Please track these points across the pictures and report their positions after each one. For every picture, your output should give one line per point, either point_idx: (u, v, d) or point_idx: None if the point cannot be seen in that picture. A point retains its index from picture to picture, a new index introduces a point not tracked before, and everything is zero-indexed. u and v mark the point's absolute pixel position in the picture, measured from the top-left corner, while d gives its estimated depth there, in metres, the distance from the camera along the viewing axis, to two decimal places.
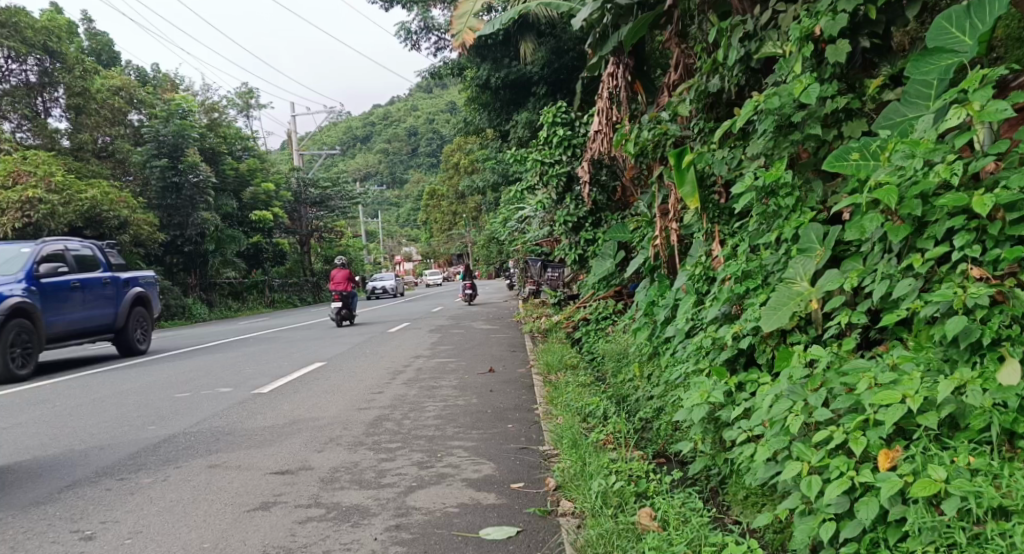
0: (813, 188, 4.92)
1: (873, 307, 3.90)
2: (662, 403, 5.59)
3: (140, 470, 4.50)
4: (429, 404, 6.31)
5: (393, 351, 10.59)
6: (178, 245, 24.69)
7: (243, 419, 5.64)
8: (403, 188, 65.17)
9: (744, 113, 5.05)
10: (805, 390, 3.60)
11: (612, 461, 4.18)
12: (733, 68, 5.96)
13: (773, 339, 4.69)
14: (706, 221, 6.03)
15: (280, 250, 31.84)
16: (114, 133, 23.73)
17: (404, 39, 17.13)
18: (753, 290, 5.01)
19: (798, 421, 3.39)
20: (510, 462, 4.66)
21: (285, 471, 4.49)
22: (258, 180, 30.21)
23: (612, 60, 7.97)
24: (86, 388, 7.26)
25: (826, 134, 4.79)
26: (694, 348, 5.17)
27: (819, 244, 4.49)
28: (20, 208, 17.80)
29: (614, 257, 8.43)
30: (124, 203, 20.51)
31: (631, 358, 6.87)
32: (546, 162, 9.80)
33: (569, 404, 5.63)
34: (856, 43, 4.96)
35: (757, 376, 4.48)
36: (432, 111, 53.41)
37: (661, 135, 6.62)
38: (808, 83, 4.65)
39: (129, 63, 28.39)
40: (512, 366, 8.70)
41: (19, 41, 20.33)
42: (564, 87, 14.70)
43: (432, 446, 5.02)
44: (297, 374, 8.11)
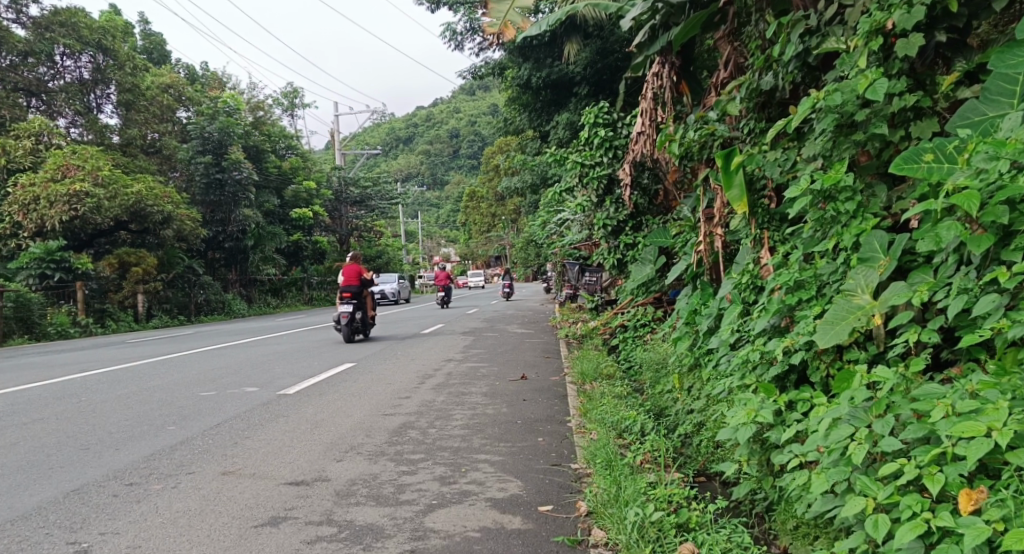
0: (876, 193, 4.55)
1: (947, 324, 3.56)
2: (704, 419, 5.28)
3: (151, 475, 4.29)
4: (456, 412, 6.03)
5: (425, 354, 10.33)
6: (219, 240, 24.86)
7: (263, 422, 5.42)
8: (443, 190, 65.14)
9: (803, 109, 4.70)
10: (868, 415, 3.26)
11: (652, 484, 3.88)
12: (788, 64, 5.60)
13: (829, 355, 4.34)
14: (755, 227, 5.66)
15: (319, 248, 31.88)
16: (162, 130, 23.96)
17: (448, 40, 16.90)
18: (806, 301, 4.66)
19: (863, 450, 3.05)
20: (538, 481, 4.34)
21: (300, 482, 4.24)
22: (299, 178, 30.39)
23: (657, 58, 7.65)
24: (114, 383, 7.08)
25: (893, 134, 4.42)
26: (739, 362, 4.83)
27: (883, 255, 4.12)
28: (67, 201, 17.95)
29: (654, 263, 8.12)
30: (168, 198, 20.54)
31: (670, 368, 6.55)
32: (586, 163, 9.45)
33: (603, 417, 5.32)
34: (931, 38, 4.57)
35: (810, 396, 4.14)
36: (473, 113, 53.42)
37: (708, 136, 6.30)
38: (874, 78, 4.31)
39: (179, 61, 28.67)
40: (545, 373, 8.37)
41: (75, 39, 20.75)
42: (607, 88, 14.35)
43: (456, 459, 4.73)
44: (324, 374, 7.89)
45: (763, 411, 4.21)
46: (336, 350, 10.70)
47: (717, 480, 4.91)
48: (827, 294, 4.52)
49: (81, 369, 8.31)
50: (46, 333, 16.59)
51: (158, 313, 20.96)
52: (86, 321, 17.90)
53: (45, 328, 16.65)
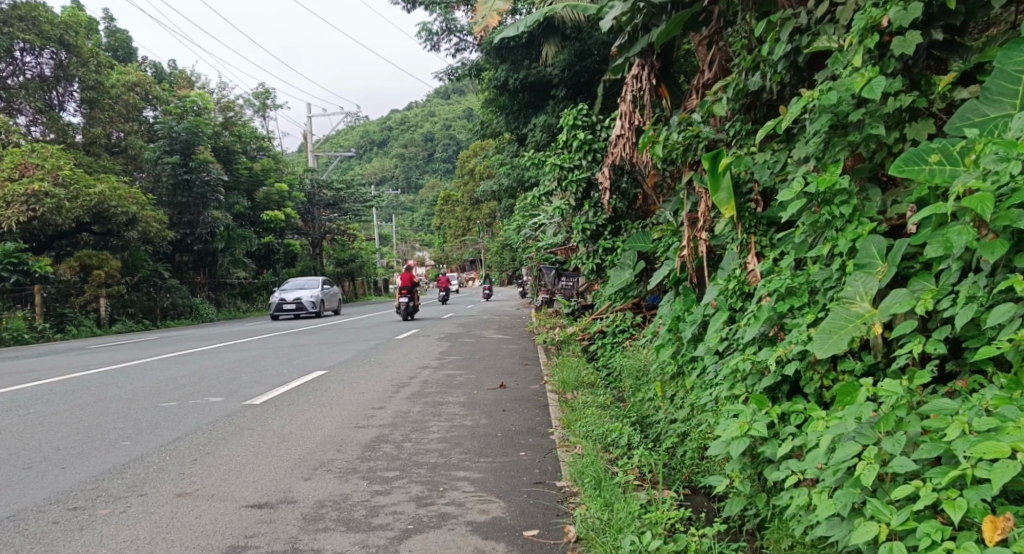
0: (870, 196, 4.36)
1: (954, 335, 3.40)
2: (689, 429, 5.09)
3: (100, 497, 4.00)
4: (433, 424, 5.76)
5: (400, 361, 10.02)
6: (187, 243, 24.29)
7: (226, 436, 5.12)
8: (418, 193, 64.51)
9: (796, 108, 4.51)
10: (875, 431, 3.08)
11: (643, 505, 3.68)
12: (777, 65, 5.43)
13: (823, 366, 4.14)
14: (742, 232, 5.45)
15: (291, 251, 31.36)
16: (128, 129, 23.45)
17: (424, 40, 16.62)
18: (798, 308, 4.48)
19: (873, 471, 2.88)
20: (522, 503, 4.10)
21: (263, 504, 3.96)
22: (271, 180, 29.83)
23: (637, 60, 7.46)
24: (68, 394, 6.69)
25: (888, 135, 4.24)
26: (729, 371, 4.64)
27: (881, 260, 3.94)
28: (25, 201, 17.48)
29: (634, 268, 7.91)
30: (133, 199, 20.02)
31: (652, 376, 6.37)
32: (566, 166, 9.23)
33: (587, 430, 5.10)
34: (927, 37, 4.38)
35: (805, 409, 3.96)
36: (449, 117, 53.09)
37: (693, 138, 6.11)
38: (870, 75, 4.13)
39: (146, 60, 28.08)
40: (524, 382, 8.12)
41: (36, 35, 20.15)
42: (585, 91, 14.11)
43: (434, 477, 4.47)
44: (293, 382, 7.59)
45: (756, 424, 4.03)
46: (275, 368, 9.08)
47: (703, 494, 4.72)
48: (819, 302, 4.33)
49: (36, 377, 7.95)
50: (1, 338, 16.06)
51: (122, 317, 20.40)
52: (43, 327, 17.37)
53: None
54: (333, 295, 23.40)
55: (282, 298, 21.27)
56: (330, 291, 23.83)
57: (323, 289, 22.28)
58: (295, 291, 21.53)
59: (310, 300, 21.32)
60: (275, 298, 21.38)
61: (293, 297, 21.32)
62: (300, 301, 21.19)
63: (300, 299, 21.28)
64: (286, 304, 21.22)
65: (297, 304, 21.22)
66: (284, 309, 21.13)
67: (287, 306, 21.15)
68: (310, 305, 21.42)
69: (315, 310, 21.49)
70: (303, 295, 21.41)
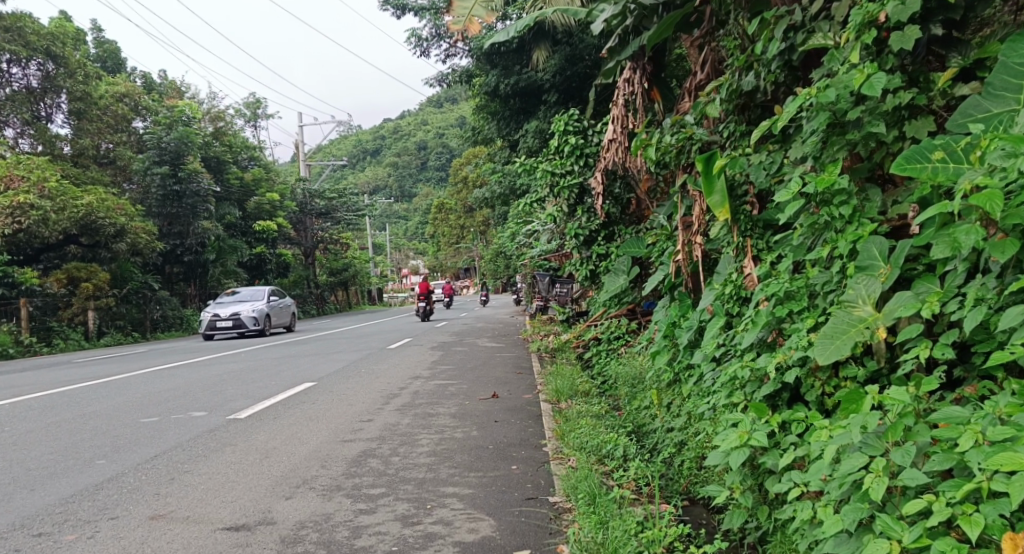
0: (870, 196, 4.21)
1: (963, 339, 3.26)
2: (686, 438, 4.94)
3: (69, 521, 3.82)
4: (422, 437, 5.59)
5: (390, 371, 9.83)
6: (177, 254, 24.02)
7: (206, 453, 4.94)
8: (412, 201, 64.36)
9: (793, 106, 4.37)
10: (883, 441, 2.93)
11: (639, 522, 3.54)
12: (771, 63, 5.31)
13: (825, 372, 3.99)
14: (737, 235, 5.30)
15: (282, 261, 31.11)
16: (117, 140, 23.26)
17: (413, 46, 16.48)
18: (798, 313, 4.33)
19: (882, 485, 2.73)
20: (512, 521, 3.93)
21: (241, 527, 3.79)
22: (262, 190, 29.60)
23: (629, 64, 7.35)
24: (47, 410, 6.50)
25: (888, 133, 4.10)
26: (726, 379, 4.50)
27: (883, 262, 3.79)
28: (10, 214, 17.27)
29: (628, 273, 7.76)
30: (122, 210, 19.84)
31: (648, 383, 6.21)
32: (556, 172, 9.08)
33: (581, 441, 4.94)
34: (926, 32, 4.22)
35: (807, 418, 3.82)
36: (442, 125, 52.97)
37: (686, 140, 5.96)
38: (870, 71, 3.99)
39: (135, 70, 27.94)
40: (517, 391, 7.96)
41: (22, 45, 19.98)
42: (577, 96, 13.90)
43: (421, 494, 4.30)
44: (281, 395, 7.42)
45: (756, 433, 3.88)
46: (262, 379, 8.89)
47: (702, 505, 4.58)
48: (819, 306, 4.19)
49: (15, 393, 7.75)
50: None
51: (110, 330, 20.14)
52: (29, 340, 17.10)
53: None
54: (284, 308, 19.63)
55: (215, 314, 17.58)
56: (282, 305, 20.07)
57: (268, 302, 18.67)
58: (231, 306, 17.87)
59: (251, 316, 17.69)
60: (208, 314, 17.69)
61: (229, 313, 17.64)
62: (237, 317, 17.52)
63: (237, 315, 17.62)
64: (219, 321, 17.53)
65: (233, 320, 17.56)
66: (218, 327, 17.47)
67: (221, 324, 17.46)
68: (250, 321, 17.81)
69: (256, 327, 17.88)
70: (241, 310, 17.75)
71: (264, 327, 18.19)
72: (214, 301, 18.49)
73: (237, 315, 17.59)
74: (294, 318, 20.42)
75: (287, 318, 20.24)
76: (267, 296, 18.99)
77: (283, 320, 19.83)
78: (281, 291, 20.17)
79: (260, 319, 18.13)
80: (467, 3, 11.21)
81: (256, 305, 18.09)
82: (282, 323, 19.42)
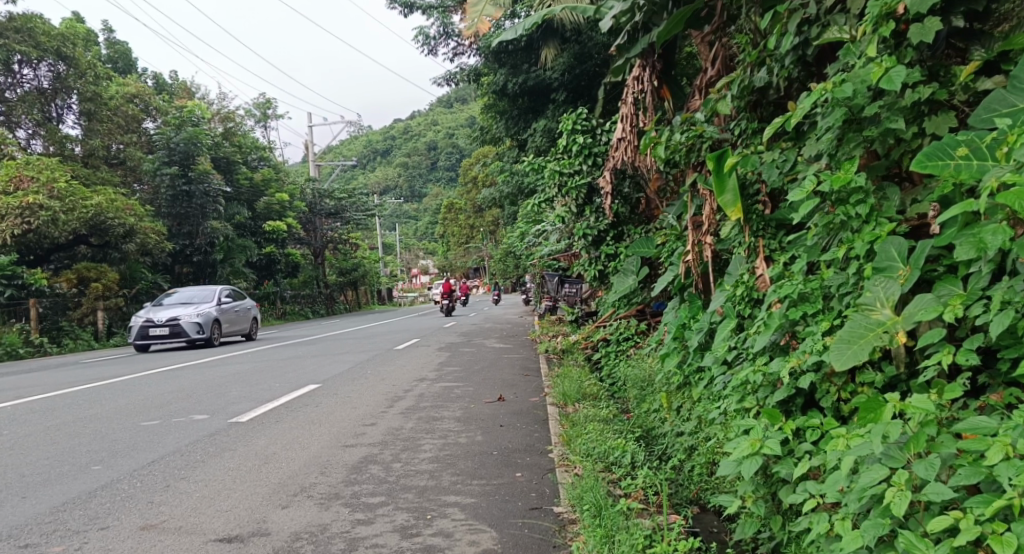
0: (888, 195, 4.05)
1: (987, 345, 3.13)
2: (697, 444, 4.82)
3: (58, 531, 3.71)
4: (426, 442, 5.47)
5: (397, 373, 9.71)
6: (187, 254, 23.98)
7: (204, 459, 4.84)
8: (422, 201, 64.36)
9: (807, 101, 4.22)
10: (904, 453, 2.80)
11: (647, 535, 3.42)
12: (784, 59, 5.15)
13: (840, 378, 3.85)
14: (749, 235, 5.15)
15: (292, 261, 31.06)
16: (127, 140, 23.24)
17: (421, 44, 16.38)
18: (812, 315, 4.20)
19: (905, 500, 2.60)
20: (513, 533, 3.80)
21: (234, 538, 3.68)
22: (272, 191, 29.51)
23: (637, 61, 7.20)
24: (48, 413, 6.43)
25: (908, 130, 3.95)
26: (737, 384, 4.36)
27: (902, 263, 3.64)
28: (20, 214, 17.24)
29: (637, 274, 7.62)
30: (131, 211, 19.87)
31: (658, 386, 6.08)
32: (565, 172, 8.96)
33: (589, 447, 4.81)
34: (946, 24, 4.07)
35: (822, 425, 3.69)
36: (452, 125, 52.93)
37: (696, 138, 5.83)
38: (888, 65, 3.83)
39: (146, 71, 27.98)
40: (524, 394, 7.84)
41: (32, 46, 20.00)
42: (586, 95, 13.77)
43: (422, 504, 4.18)
44: (285, 397, 7.31)
45: (769, 441, 3.75)
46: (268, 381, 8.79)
47: (712, 512, 4.46)
48: (834, 309, 4.05)
49: (17, 395, 7.67)
50: None
51: (120, 330, 20.11)
52: (39, 340, 17.08)
53: None
54: (240, 312, 16.85)
55: (150, 319, 14.84)
56: (240, 309, 17.35)
57: (220, 305, 15.91)
58: (171, 310, 15.15)
59: (191, 322, 14.88)
60: (141, 320, 14.93)
61: (166, 318, 14.86)
62: (176, 323, 14.75)
63: (176, 321, 14.81)
64: (155, 328, 14.77)
65: (171, 327, 14.79)
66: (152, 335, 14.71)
67: (156, 331, 14.72)
68: (192, 328, 15.00)
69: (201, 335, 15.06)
70: (181, 314, 14.95)
71: (211, 335, 15.38)
72: (154, 304, 15.72)
73: (176, 322, 14.80)
74: (256, 324, 17.63)
75: (246, 323, 17.48)
76: (217, 298, 16.21)
77: (241, 326, 17.10)
78: (243, 293, 17.50)
79: (205, 326, 15.33)
80: (478, 6, 11.16)
81: (200, 308, 15.33)
82: (239, 330, 16.65)
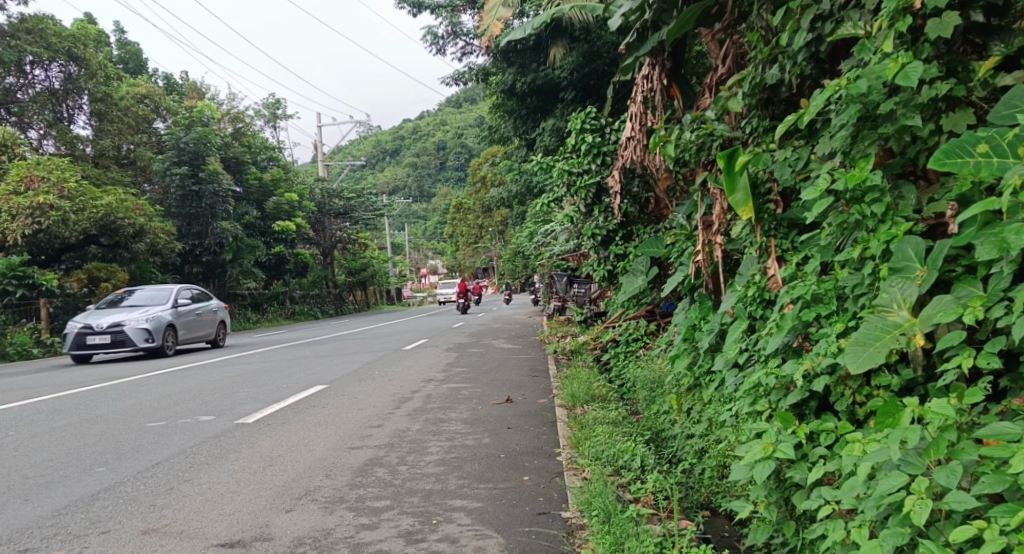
0: (904, 194, 3.96)
1: (1009, 348, 3.05)
2: (707, 446, 4.75)
3: (58, 536, 3.66)
4: (432, 444, 5.41)
5: (405, 373, 9.64)
6: (196, 254, 23.98)
7: (209, 461, 4.79)
8: (431, 201, 64.39)
9: (821, 98, 4.14)
10: (924, 459, 2.73)
11: (658, 542, 3.34)
12: (797, 55, 5.06)
13: (856, 381, 3.77)
14: (761, 235, 5.06)
15: (301, 261, 31.05)
16: (138, 140, 23.27)
17: (430, 44, 16.31)
18: (826, 317, 4.12)
19: (926, 509, 2.53)
20: (520, 539, 3.73)
21: (236, 543, 3.62)
22: (281, 191, 29.48)
23: (647, 60, 7.09)
24: (54, 414, 6.39)
25: (924, 127, 3.86)
26: (749, 386, 4.29)
27: (920, 264, 3.55)
28: (30, 214, 17.25)
29: (647, 274, 7.54)
30: (141, 211, 19.93)
31: (668, 388, 6.00)
32: (574, 171, 8.88)
33: (599, 450, 4.75)
34: (964, 19, 3.98)
35: (837, 429, 3.61)
36: (461, 125, 52.91)
37: (707, 136, 5.75)
38: (905, 61, 3.74)
39: (156, 71, 28.03)
40: (533, 395, 7.76)
41: (43, 47, 20.06)
42: (595, 93, 13.70)
43: (427, 508, 4.11)
44: (292, 399, 7.25)
45: (782, 445, 3.67)
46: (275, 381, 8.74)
47: (722, 516, 4.39)
48: (849, 310, 3.97)
49: (24, 395, 7.65)
50: (5, 353, 15.80)
51: None
52: (50, 341, 17.10)
53: (4, 349, 15.84)
54: (203, 316, 14.75)
55: (88, 325, 12.66)
56: (204, 312, 15.26)
57: (175, 308, 13.78)
58: (115, 314, 12.98)
59: (136, 329, 12.70)
60: (77, 326, 12.71)
61: (107, 324, 12.69)
62: (117, 330, 12.55)
63: (119, 328, 12.66)
64: (92, 335, 12.57)
65: (114, 335, 12.63)
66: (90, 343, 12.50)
67: (94, 339, 12.53)
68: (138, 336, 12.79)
69: (148, 345, 12.90)
70: (127, 320, 12.81)
71: (162, 343, 13.21)
72: (98, 306, 13.55)
73: (119, 329, 12.61)
74: (222, 328, 15.53)
75: (212, 328, 15.42)
76: (173, 299, 14.07)
77: (204, 331, 14.97)
78: (207, 293, 15.36)
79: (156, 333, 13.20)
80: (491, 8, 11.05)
81: (150, 312, 13.19)
82: (200, 335, 14.52)
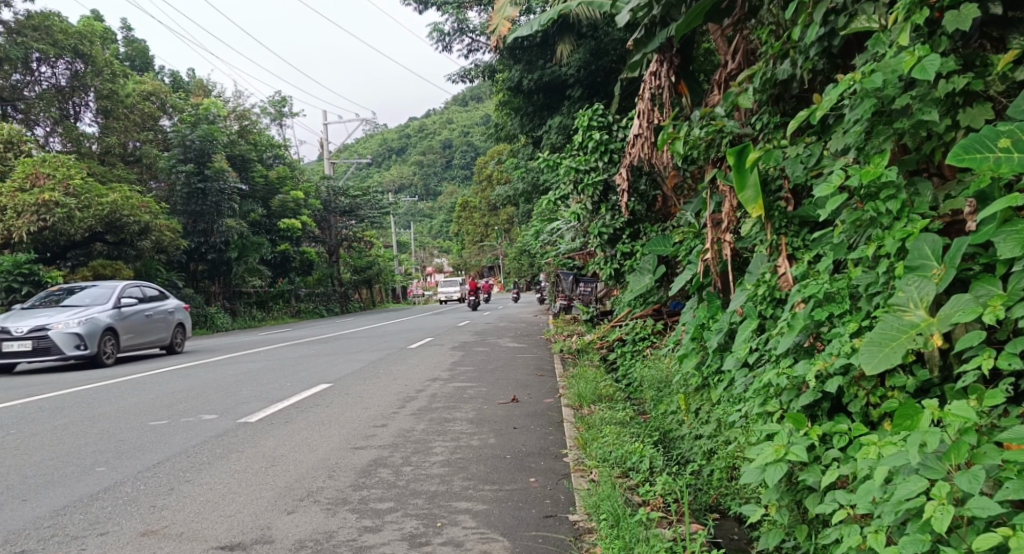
0: (920, 190, 3.87)
1: None
2: (716, 447, 4.68)
3: (55, 537, 3.61)
4: (437, 444, 5.33)
5: (410, 372, 9.58)
6: (202, 252, 23.96)
7: (211, 460, 4.73)
8: (436, 199, 64.37)
9: (835, 92, 4.05)
10: (944, 463, 2.66)
11: (668, 546, 3.26)
12: (809, 50, 4.97)
13: (869, 382, 3.69)
14: (771, 233, 4.97)
15: (307, 259, 31.03)
16: (144, 138, 23.26)
17: (436, 41, 16.22)
18: (839, 316, 4.03)
19: (947, 515, 2.48)
20: (527, 543, 3.65)
21: (236, 545, 3.56)
22: (286, 189, 29.44)
23: (655, 56, 7.04)
24: (55, 412, 6.34)
25: (941, 122, 3.76)
26: (759, 387, 4.20)
27: (937, 262, 3.46)
28: (36, 211, 17.24)
29: (654, 273, 7.45)
30: (146, 208, 19.92)
31: (676, 388, 5.92)
32: (581, 169, 8.79)
33: (606, 452, 4.67)
34: (982, 11, 3.88)
35: (852, 431, 3.53)
36: (467, 123, 52.86)
37: (716, 133, 5.65)
38: (921, 54, 3.65)
39: (163, 69, 28.02)
40: (538, 395, 7.69)
41: (50, 44, 20.07)
42: (602, 91, 13.62)
43: (431, 510, 4.04)
44: (295, 397, 7.18)
45: (794, 448, 3.59)
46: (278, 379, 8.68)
47: (731, 517, 4.32)
48: (862, 309, 3.88)
49: (26, 393, 7.61)
50: None
51: None
52: None
53: None
54: (155, 317, 13.11)
55: (8, 329, 10.99)
56: (156, 314, 13.62)
57: (116, 309, 12.09)
58: (42, 316, 11.31)
59: (63, 334, 11.03)
60: None
61: (30, 328, 11.01)
62: (40, 336, 10.88)
63: (44, 333, 10.98)
64: (12, 342, 10.90)
65: (37, 342, 10.96)
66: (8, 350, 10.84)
67: (15, 346, 10.87)
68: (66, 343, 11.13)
69: (79, 353, 11.24)
70: (54, 323, 11.14)
71: (97, 351, 11.55)
72: (28, 305, 11.91)
73: (43, 334, 10.95)
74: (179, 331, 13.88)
75: (166, 332, 13.79)
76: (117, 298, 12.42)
77: (155, 334, 13.30)
78: (162, 291, 13.69)
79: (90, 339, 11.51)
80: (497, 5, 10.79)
81: (84, 315, 11.51)
82: (149, 339, 12.87)
